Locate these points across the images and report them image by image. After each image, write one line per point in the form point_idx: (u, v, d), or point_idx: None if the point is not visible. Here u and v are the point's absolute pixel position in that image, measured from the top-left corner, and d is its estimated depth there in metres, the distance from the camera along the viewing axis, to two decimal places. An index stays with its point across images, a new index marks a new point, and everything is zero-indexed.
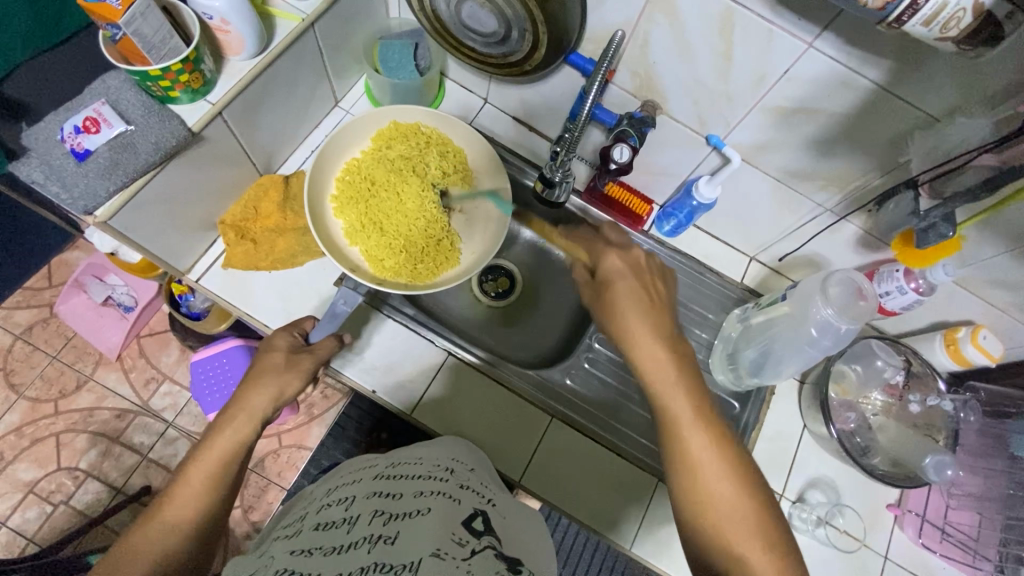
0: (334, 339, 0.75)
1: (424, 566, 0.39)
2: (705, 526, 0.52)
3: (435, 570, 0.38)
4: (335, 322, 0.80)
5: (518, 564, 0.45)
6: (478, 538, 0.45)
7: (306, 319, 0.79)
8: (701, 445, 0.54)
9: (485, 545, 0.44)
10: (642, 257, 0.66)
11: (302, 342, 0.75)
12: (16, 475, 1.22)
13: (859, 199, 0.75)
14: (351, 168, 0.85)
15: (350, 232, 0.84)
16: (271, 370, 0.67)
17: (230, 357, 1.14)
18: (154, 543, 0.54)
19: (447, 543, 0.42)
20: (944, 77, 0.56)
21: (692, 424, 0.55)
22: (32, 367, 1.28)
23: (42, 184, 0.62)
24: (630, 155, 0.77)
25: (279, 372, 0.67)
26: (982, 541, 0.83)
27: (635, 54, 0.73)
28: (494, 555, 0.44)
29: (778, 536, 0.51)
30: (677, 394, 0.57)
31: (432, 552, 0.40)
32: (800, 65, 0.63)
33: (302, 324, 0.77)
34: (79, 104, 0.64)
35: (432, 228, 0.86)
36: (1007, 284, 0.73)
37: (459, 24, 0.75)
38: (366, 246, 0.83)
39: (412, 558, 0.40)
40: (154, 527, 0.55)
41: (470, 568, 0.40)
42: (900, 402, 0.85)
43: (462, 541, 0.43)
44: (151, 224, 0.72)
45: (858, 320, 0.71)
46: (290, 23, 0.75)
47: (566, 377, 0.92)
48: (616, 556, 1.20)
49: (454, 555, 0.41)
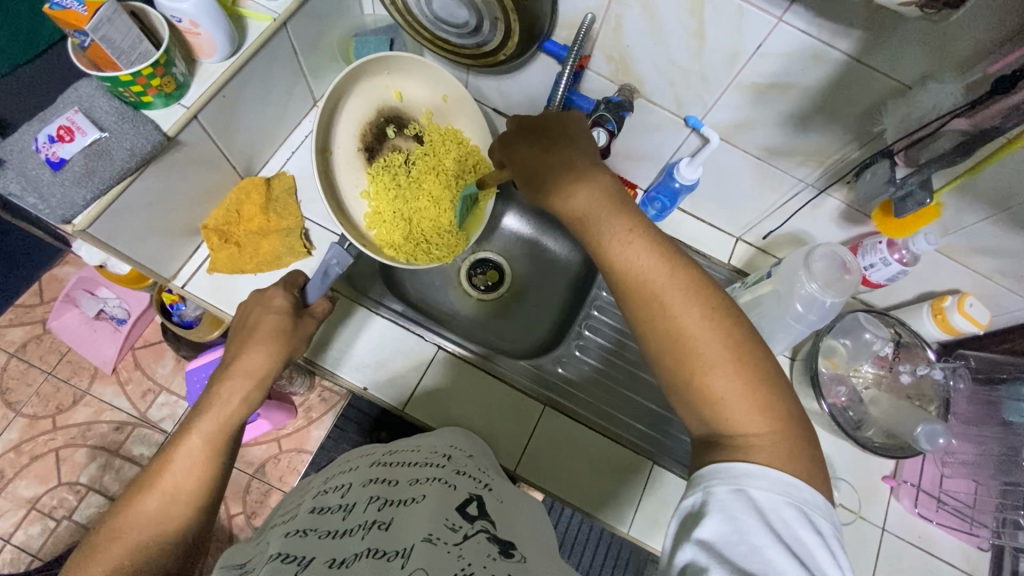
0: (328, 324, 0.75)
1: (417, 552, 0.39)
2: (690, 395, 0.48)
3: (427, 555, 0.39)
4: (326, 281, 0.78)
5: (512, 547, 0.45)
6: (471, 522, 0.45)
7: (299, 275, 0.79)
8: (666, 298, 0.50)
9: (477, 530, 0.44)
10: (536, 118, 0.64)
11: (299, 301, 0.75)
12: (17, 492, 1.22)
13: (837, 172, 0.75)
14: (365, 133, 0.87)
15: (369, 216, 0.86)
16: None
17: None
18: (156, 515, 0.52)
19: (440, 528, 0.42)
20: (912, 45, 0.56)
21: (607, 216, 0.54)
22: (29, 384, 1.28)
23: (19, 195, 0.62)
24: (608, 139, 0.76)
25: None
26: (978, 508, 0.82)
27: (610, 38, 0.72)
28: (486, 538, 0.44)
29: (714, 296, 0.50)
30: (634, 251, 0.52)
31: (425, 538, 0.40)
32: (772, 40, 0.63)
33: (297, 281, 0.78)
34: (53, 114, 0.63)
35: (433, 212, 0.87)
36: (990, 250, 0.73)
37: (431, 17, 0.75)
38: (381, 231, 0.86)
39: (405, 544, 0.40)
40: (152, 497, 0.53)
41: (461, 553, 0.40)
42: (890, 372, 0.85)
43: (454, 526, 0.43)
44: (131, 232, 0.71)
45: (844, 294, 0.72)
46: (262, 24, 0.75)
47: (558, 365, 0.92)
48: (621, 543, 1.20)
49: (447, 540, 0.41)
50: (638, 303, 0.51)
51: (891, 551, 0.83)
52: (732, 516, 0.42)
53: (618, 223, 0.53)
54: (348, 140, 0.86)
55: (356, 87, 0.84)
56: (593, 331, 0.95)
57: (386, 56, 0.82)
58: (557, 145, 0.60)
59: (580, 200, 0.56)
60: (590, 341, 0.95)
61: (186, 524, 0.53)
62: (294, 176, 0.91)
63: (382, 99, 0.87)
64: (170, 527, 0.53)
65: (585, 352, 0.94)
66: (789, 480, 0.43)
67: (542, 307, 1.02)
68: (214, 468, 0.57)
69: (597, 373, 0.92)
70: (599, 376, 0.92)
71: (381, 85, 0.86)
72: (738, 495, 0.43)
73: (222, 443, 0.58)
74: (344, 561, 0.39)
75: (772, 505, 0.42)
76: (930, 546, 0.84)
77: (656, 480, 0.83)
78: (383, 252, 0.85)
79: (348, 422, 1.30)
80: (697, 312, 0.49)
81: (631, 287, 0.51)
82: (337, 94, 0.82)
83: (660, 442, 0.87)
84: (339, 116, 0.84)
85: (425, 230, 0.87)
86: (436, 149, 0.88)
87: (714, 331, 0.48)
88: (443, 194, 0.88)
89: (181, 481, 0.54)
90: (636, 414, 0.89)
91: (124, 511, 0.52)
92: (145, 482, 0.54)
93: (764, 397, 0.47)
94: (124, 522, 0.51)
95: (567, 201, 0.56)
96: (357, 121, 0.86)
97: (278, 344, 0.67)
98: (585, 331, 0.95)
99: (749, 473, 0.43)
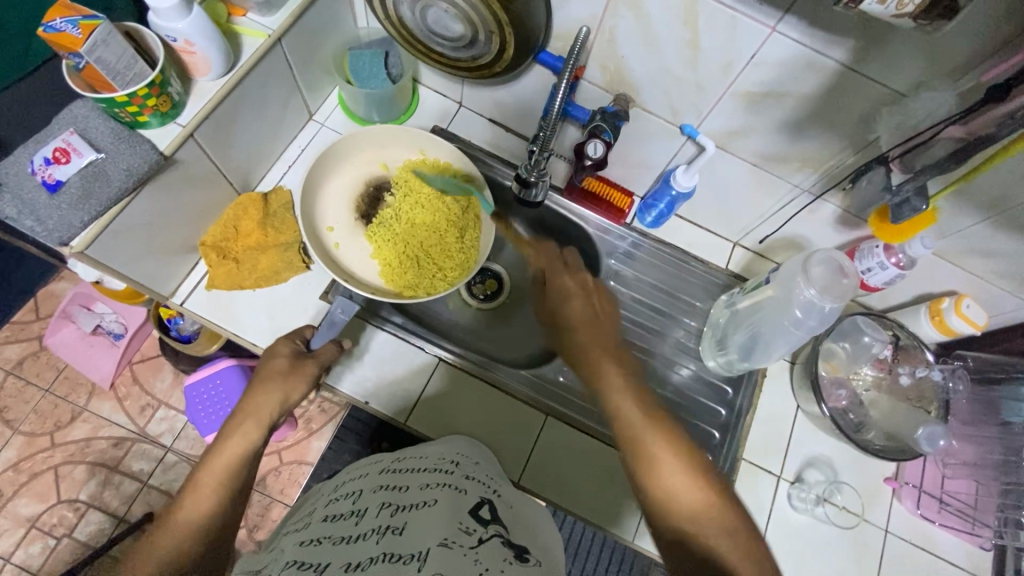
0: (335, 346, 0.75)
1: (433, 554, 0.39)
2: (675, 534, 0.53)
3: (444, 558, 0.38)
4: (333, 329, 0.80)
5: (526, 552, 0.45)
6: (485, 526, 0.45)
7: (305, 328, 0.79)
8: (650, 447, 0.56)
9: (492, 534, 0.44)
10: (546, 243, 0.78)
11: (304, 349, 0.75)
12: (16, 511, 1.21)
13: (833, 177, 0.75)
14: (357, 204, 0.89)
15: (385, 273, 0.87)
16: (266, 380, 0.67)
17: (224, 378, 1.11)
18: (166, 555, 0.51)
19: (455, 531, 0.42)
20: (905, 54, 0.56)
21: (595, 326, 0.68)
22: (25, 402, 1.27)
23: (15, 218, 0.61)
24: (604, 151, 0.77)
25: (284, 377, 0.68)
26: (980, 508, 0.83)
27: (604, 48, 0.73)
28: (501, 542, 0.44)
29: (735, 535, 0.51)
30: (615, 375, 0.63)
31: (440, 541, 0.40)
32: (765, 50, 0.63)
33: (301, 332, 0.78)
34: (48, 135, 0.63)
35: (439, 244, 0.87)
36: (986, 252, 0.74)
37: (425, 29, 0.74)
38: (399, 280, 0.86)
39: (420, 547, 0.40)
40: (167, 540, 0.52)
41: (478, 556, 0.40)
42: (889, 375, 0.85)
43: (469, 529, 0.43)
44: (128, 252, 0.71)
45: (842, 298, 0.72)
46: (256, 40, 0.75)
47: (560, 373, 0.89)
48: (624, 548, 1.20)
49: (462, 542, 0.41)
50: (646, 489, 0.56)
51: (894, 553, 0.83)
52: None
53: (642, 431, 0.58)
54: (344, 214, 0.88)
55: (337, 170, 0.88)
56: None
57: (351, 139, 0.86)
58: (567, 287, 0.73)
59: (581, 338, 0.68)
60: None
61: (198, 561, 0.52)
62: (291, 191, 0.91)
63: (366, 174, 0.90)
64: (181, 565, 0.51)
65: None
66: None
67: None
68: (225, 501, 0.56)
69: None
70: None
71: (363, 162, 0.90)
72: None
73: (231, 478, 0.58)
74: (359, 566, 0.39)
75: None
76: (932, 546, 0.84)
77: None
78: (400, 288, 0.85)
79: (349, 433, 1.30)
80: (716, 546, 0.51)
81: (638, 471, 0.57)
82: (318, 174, 0.85)
83: None
84: (328, 193, 0.88)
85: (434, 257, 0.86)
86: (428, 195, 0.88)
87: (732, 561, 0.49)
88: (441, 223, 0.87)
89: (193, 518, 0.54)
90: None
91: (136, 558, 0.51)
92: (157, 531, 0.53)
93: (745, 541, 0.51)
94: (136, 567, 0.50)
95: (592, 387, 0.64)
96: (348, 197, 0.89)
97: (283, 382, 0.67)
98: None
99: None
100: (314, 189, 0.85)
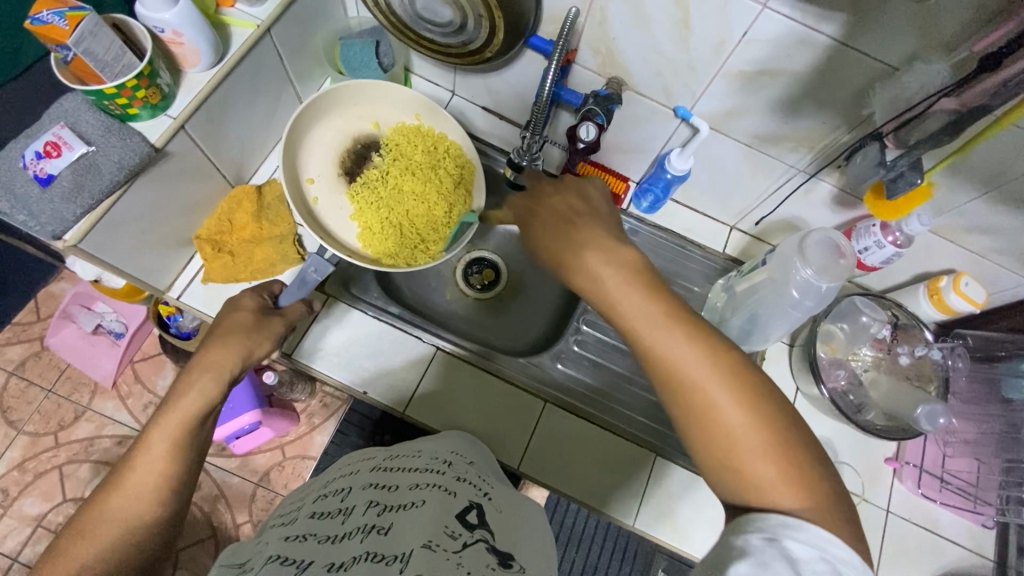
0: (303, 305, 0.77)
1: (415, 557, 0.39)
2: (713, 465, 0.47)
3: (427, 562, 0.39)
4: (303, 289, 0.79)
5: (510, 558, 0.45)
6: (471, 531, 0.45)
7: (273, 283, 0.79)
8: (687, 376, 0.47)
9: (476, 538, 0.44)
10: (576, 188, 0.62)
11: (269, 304, 0.74)
12: (22, 510, 1.21)
13: (828, 156, 0.75)
14: (341, 157, 0.88)
15: (362, 236, 0.87)
16: (227, 332, 0.65)
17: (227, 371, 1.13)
18: (118, 513, 0.48)
19: (440, 534, 0.42)
20: (898, 26, 0.56)
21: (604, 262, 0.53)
22: (28, 402, 1.28)
23: (8, 213, 0.61)
24: (597, 133, 0.76)
25: (248, 331, 0.67)
26: (982, 486, 0.82)
27: (594, 31, 0.72)
28: (485, 548, 0.44)
29: (789, 448, 0.45)
30: (638, 305, 0.50)
31: (424, 543, 0.41)
32: (757, 28, 0.63)
33: (269, 287, 0.78)
34: (39, 130, 0.63)
35: (424, 213, 0.87)
36: (984, 229, 0.73)
37: (415, 16, 0.74)
38: (376, 246, 0.86)
39: (403, 549, 0.40)
40: (115, 497, 0.49)
41: (461, 561, 0.40)
42: (889, 355, 0.85)
43: (454, 533, 0.43)
44: (122, 245, 0.71)
45: (839, 278, 0.71)
46: (245, 31, 0.75)
47: (557, 361, 0.92)
48: (628, 535, 1.21)
49: (446, 546, 0.41)
50: (714, 449, 0.46)
51: (895, 533, 0.83)
52: (762, 563, 0.40)
53: (679, 353, 0.48)
54: (325, 168, 0.87)
55: (324, 119, 0.87)
56: (591, 326, 0.94)
57: (346, 88, 0.84)
58: (576, 225, 0.57)
59: (587, 267, 0.53)
60: (589, 336, 0.94)
61: (154, 516, 0.49)
62: None
63: (356, 127, 0.89)
64: (136, 522, 0.48)
65: (584, 347, 0.93)
66: (827, 536, 0.41)
67: (539, 305, 1.02)
68: (178, 461, 0.53)
69: (598, 367, 0.92)
70: (600, 370, 0.92)
71: (353, 116, 0.89)
72: (771, 544, 0.41)
73: (185, 437, 0.54)
74: (342, 564, 0.39)
75: (806, 559, 0.40)
76: (934, 525, 0.84)
77: (660, 471, 0.83)
78: (378, 256, 0.85)
79: (350, 426, 1.30)
80: (772, 468, 0.44)
81: (698, 423, 0.47)
82: (304, 122, 0.84)
83: (663, 434, 0.87)
84: (313, 143, 0.87)
85: (419, 228, 0.87)
86: (427, 162, 0.88)
87: (776, 472, 0.44)
88: (427, 192, 0.87)
89: (145, 476, 0.50)
90: (638, 408, 0.89)
91: (86, 512, 0.48)
92: (107, 486, 0.50)
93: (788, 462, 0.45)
94: (86, 522, 0.47)
95: (592, 294, 0.53)
96: (332, 149, 0.88)
97: (240, 337, 0.65)
98: (583, 326, 0.94)
99: (786, 524, 0.42)
100: (299, 140, 0.84)
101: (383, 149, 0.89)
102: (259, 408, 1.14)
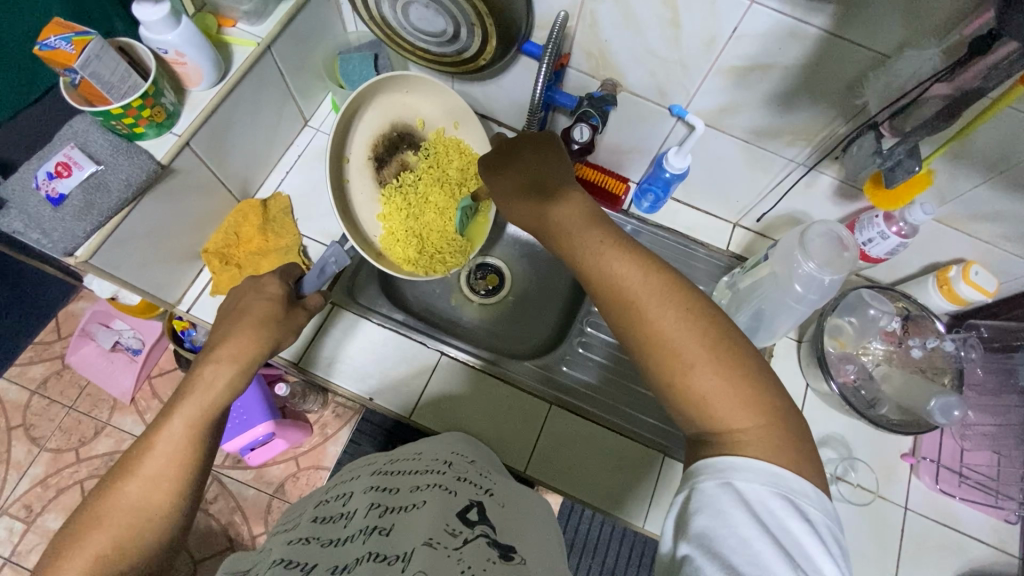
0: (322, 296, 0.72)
1: (416, 556, 0.39)
2: (675, 395, 0.48)
3: (428, 559, 0.39)
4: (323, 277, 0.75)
5: (512, 550, 0.44)
6: (472, 527, 0.45)
7: (293, 267, 0.75)
8: (641, 303, 0.50)
9: (478, 534, 0.44)
10: (538, 135, 0.65)
11: (294, 292, 0.70)
12: (45, 525, 1.23)
13: (825, 148, 0.74)
14: (376, 143, 0.88)
15: (385, 235, 0.88)
16: (240, 318, 0.62)
17: (244, 400, 1.14)
18: (135, 500, 0.48)
19: (440, 532, 0.42)
20: (885, 14, 0.56)
21: (572, 215, 0.58)
22: (51, 419, 1.31)
23: (23, 232, 0.64)
24: (591, 134, 0.76)
25: (279, 320, 0.64)
26: (1003, 480, 0.80)
27: (586, 35, 0.73)
28: (486, 542, 0.43)
29: (734, 359, 0.47)
30: (602, 254, 0.54)
31: (424, 542, 0.41)
32: (746, 23, 0.63)
33: (291, 271, 0.74)
34: (51, 151, 0.66)
35: (443, 227, 0.89)
36: (992, 216, 0.72)
37: (407, 26, 0.74)
38: (395, 249, 0.87)
39: (406, 548, 0.40)
40: (131, 482, 0.48)
41: (462, 558, 0.40)
42: (900, 348, 0.83)
43: (454, 531, 0.43)
44: (133, 260, 0.73)
45: (844, 271, 0.70)
46: (246, 49, 0.77)
47: (563, 364, 0.93)
48: (643, 540, 1.19)
49: (446, 544, 0.41)
50: (653, 356, 0.49)
51: (914, 530, 0.81)
52: (719, 510, 0.42)
53: (632, 276, 0.52)
54: (360, 148, 0.87)
55: (373, 100, 0.86)
56: (595, 328, 0.95)
57: (403, 77, 0.85)
58: (541, 181, 0.61)
59: (559, 213, 0.58)
60: (592, 338, 0.95)
61: (168, 510, 0.49)
62: (290, 196, 0.92)
63: (400, 116, 0.89)
64: (152, 512, 0.48)
65: (589, 349, 0.94)
66: (774, 471, 0.43)
67: (543, 309, 1.02)
68: None
69: (602, 369, 0.92)
70: (603, 372, 0.92)
71: (399, 105, 0.88)
72: (725, 488, 0.43)
73: None
74: (346, 567, 0.39)
75: (758, 497, 0.42)
76: (953, 521, 0.82)
77: (667, 474, 0.81)
78: (394, 262, 0.87)
79: (363, 436, 1.30)
80: (717, 377, 0.46)
81: (636, 335, 0.50)
82: (354, 104, 0.84)
83: (673, 435, 0.85)
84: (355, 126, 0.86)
85: (433, 240, 0.88)
86: (455, 177, 0.89)
87: (721, 377, 0.46)
88: (447, 204, 0.89)
89: (162, 467, 0.50)
90: (645, 409, 0.89)
91: (103, 498, 0.48)
92: (122, 467, 0.49)
93: (732, 372, 0.46)
94: (102, 509, 0.47)
95: (559, 237, 0.58)
96: (371, 132, 0.88)
97: (265, 328, 0.62)
98: (586, 328, 0.96)
99: (735, 466, 0.43)
100: (348, 117, 0.84)
101: (421, 150, 0.89)
102: (273, 419, 1.14)
